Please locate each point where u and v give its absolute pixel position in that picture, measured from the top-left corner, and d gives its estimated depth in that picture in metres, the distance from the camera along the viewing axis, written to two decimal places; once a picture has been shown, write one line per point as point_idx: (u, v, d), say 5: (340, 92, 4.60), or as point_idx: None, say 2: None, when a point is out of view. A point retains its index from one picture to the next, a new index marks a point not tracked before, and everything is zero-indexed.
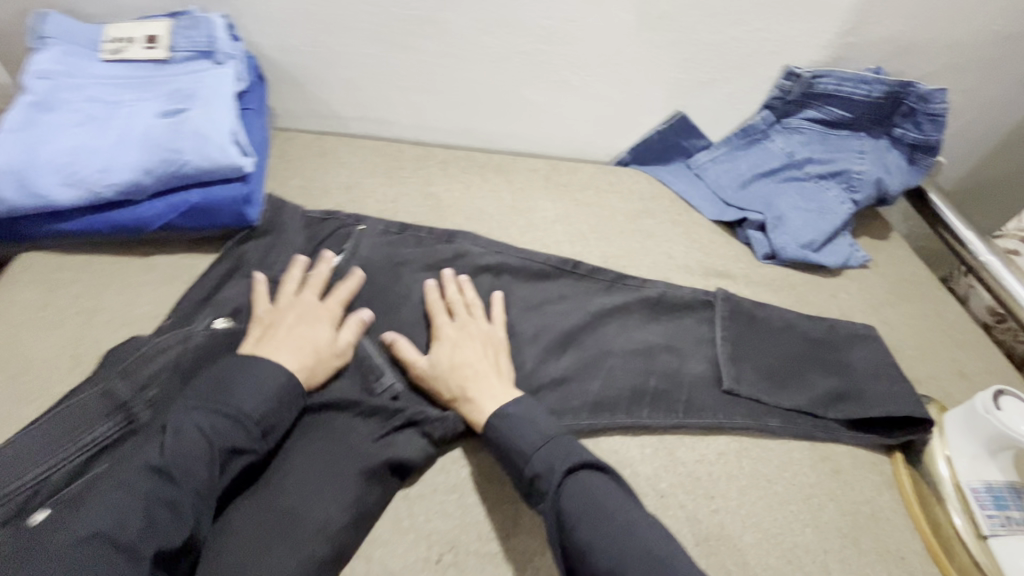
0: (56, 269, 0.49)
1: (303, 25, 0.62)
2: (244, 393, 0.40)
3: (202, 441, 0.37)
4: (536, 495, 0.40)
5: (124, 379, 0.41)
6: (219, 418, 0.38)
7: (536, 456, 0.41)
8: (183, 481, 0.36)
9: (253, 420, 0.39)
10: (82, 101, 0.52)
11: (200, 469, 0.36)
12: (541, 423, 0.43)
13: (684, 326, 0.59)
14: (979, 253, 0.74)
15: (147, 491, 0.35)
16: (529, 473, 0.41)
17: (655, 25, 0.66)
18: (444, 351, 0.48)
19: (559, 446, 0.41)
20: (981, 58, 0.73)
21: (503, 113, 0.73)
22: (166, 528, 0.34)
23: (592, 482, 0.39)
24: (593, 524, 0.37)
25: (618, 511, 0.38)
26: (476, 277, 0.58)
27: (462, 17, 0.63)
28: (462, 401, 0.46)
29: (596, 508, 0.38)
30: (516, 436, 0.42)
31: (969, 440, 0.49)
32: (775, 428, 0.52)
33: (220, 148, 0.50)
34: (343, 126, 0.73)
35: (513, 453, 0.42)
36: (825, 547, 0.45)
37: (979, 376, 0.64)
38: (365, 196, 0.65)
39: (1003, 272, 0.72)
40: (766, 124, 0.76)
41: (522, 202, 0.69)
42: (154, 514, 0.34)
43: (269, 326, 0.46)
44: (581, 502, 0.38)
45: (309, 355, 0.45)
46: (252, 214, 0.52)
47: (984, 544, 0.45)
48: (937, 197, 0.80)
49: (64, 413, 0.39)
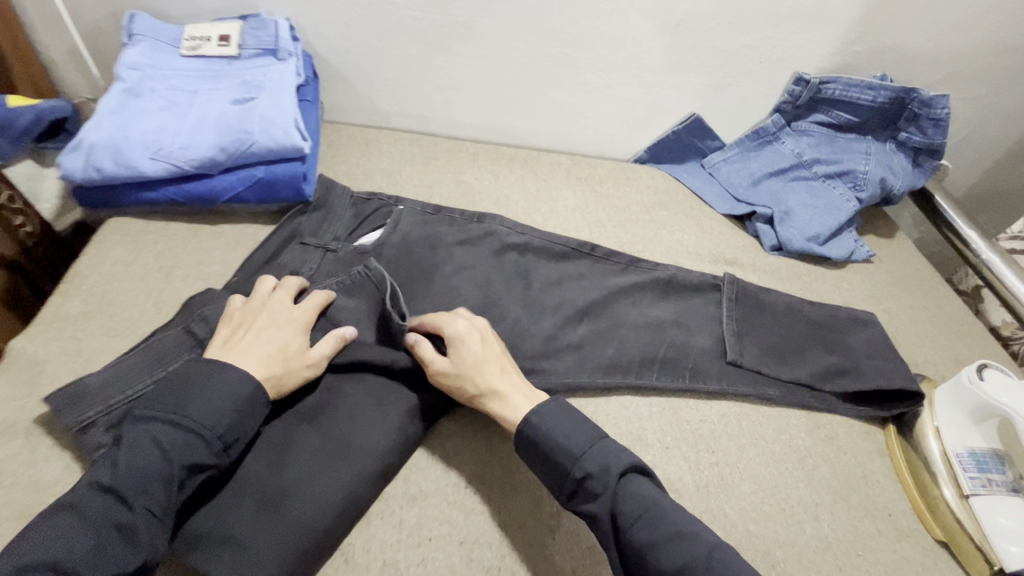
0: (141, 232, 0.56)
1: (354, 28, 0.70)
2: (203, 408, 0.39)
3: (157, 457, 0.37)
4: (585, 493, 0.42)
5: (203, 322, 0.47)
6: (176, 432, 0.38)
7: (589, 458, 0.42)
8: (136, 500, 0.36)
9: (214, 435, 0.39)
10: (165, 89, 0.60)
11: (155, 489, 0.37)
12: (585, 427, 0.44)
13: (693, 305, 0.64)
14: (982, 251, 0.77)
15: (100, 513, 0.36)
16: (580, 474, 0.42)
17: (672, 33, 0.72)
18: (462, 351, 0.47)
19: (609, 449, 0.43)
20: (983, 68, 0.77)
21: (529, 111, 0.80)
22: (117, 553, 0.35)
23: (640, 483, 0.42)
24: (654, 523, 0.39)
25: (668, 509, 0.41)
26: (502, 254, 0.64)
27: (496, 23, 0.69)
28: (492, 397, 0.46)
29: (652, 510, 0.40)
30: (564, 439, 0.43)
31: (955, 409, 0.53)
32: (775, 396, 0.56)
33: (284, 131, 0.57)
34: (384, 120, 0.80)
35: (562, 454, 0.42)
36: (817, 500, 0.50)
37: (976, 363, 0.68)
38: (404, 181, 0.72)
39: (1004, 269, 0.75)
40: (777, 126, 0.81)
41: (546, 191, 0.75)
42: (105, 538, 0.35)
43: (236, 333, 0.45)
44: (638, 506, 0.40)
45: (279, 366, 0.44)
46: (308, 190, 0.59)
47: (966, 502, 0.48)
48: (942, 197, 0.84)
49: (159, 344, 0.45)
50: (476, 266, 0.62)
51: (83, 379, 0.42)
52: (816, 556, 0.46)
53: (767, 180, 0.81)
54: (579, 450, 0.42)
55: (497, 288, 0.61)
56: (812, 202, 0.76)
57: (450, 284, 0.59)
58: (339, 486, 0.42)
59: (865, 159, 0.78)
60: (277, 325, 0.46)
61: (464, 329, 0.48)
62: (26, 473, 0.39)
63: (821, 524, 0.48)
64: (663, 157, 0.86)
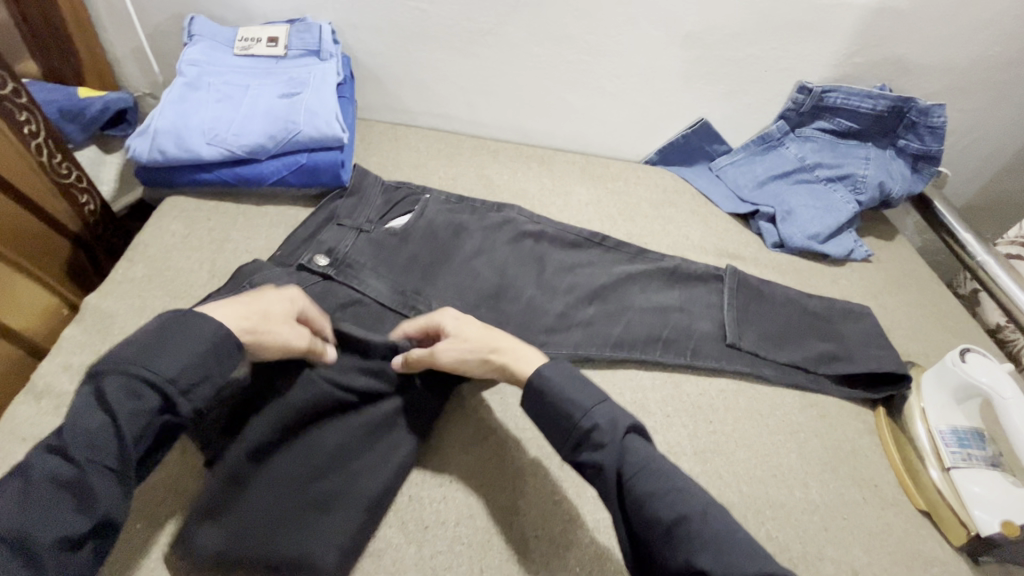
0: (196, 209, 0.63)
1: (389, 33, 0.76)
2: (165, 359, 0.39)
3: (101, 418, 0.37)
4: (589, 444, 0.44)
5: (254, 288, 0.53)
6: (125, 384, 0.38)
7: (598, 411, 0.44)
8: (85, 459, 0.37)
9: (166, 384, 0.39)
10: (220, 83, 0.67)
11: (107, 448, 0.37)
12: (595, 388, 0.46)
13: (696, 293, 0.68)
14: (976, 254, 0.80)
15: (51, 473, 0.36)
16: (587, 426, 0.44)
17: (683, 42, 0.77)
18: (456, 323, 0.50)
19: (613, 407, 0.45)
20: (980, 80, 0.81)
21: (547, 113, 0.86)
22: (68, 516, 0.36)
23: (643, 441, 0.44)
24: (656, 477, 0.41)
25: (667, 464, 0.43)
26: (520, 241, 0.69)
27: (519, 30, 0.75)
28: (501, 353, 0.49)
29: (653, 465, 0.42)
30: (576, 393, 0.45)
31: (939, 391, 0.56)
32: (770, 376, 0.60)
33: (327, 123, 0.63)
34: (412, 119, 0.87)
35: (571, 407, 0.44)
36: (807, 468, 0.53)
37: None
38: (430, 174, 0.77)
39: (997, 271, 0.78)
40: (781, 132, 0.85)
41: (561, 187, 0.80)
42: (57, 499, 0.36)
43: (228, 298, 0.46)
44: (643, 459, 0.42)
45: (257, 321, 0.44)
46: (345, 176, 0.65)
47: (946, 474, 0.52)
48: (941, 204, 0.87)
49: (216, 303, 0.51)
50: (495, 250, 0.67)
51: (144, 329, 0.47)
52: (804, 517, 0.50)
53: (771, 182, 0.85)
54: (589, 404, 0.45)
55: (514, 270, 0.66)
56: (813, 202, 0.81)
57: (471, 265, 0.65)
58: (385, 465, 0.47)
59: (865, 164, 0.82)
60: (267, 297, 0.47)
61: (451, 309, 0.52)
62: None
63: (810, 490, 0.52)
64: (672, 159, 0.92)
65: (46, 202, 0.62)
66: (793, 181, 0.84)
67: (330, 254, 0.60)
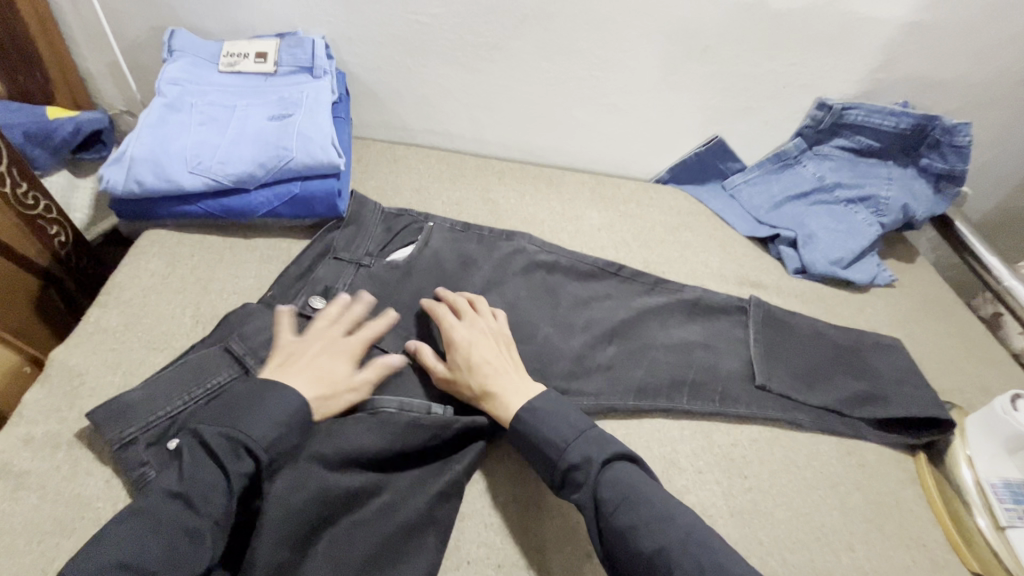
0: (177, 245, 0.57)
1: (388, 48, 0.71)
2: (259, 420, 0.39)
3: (216, 467, 0.37)
4: (571, 482, 0.44)
5: (240, 340, 0.47)
6: (237, 441, 0.38)
7: (574, 448, 0.44)
8: (201, 508, 0.36)
9: (264, 448, 0.39)
10: (203, 104, 0.61)
11: (216, 497, 0.37)
12: (575, 418, 0.46)
13: (719, 327, 0.64)
14: (1004, 279, 0.75)
15: (167, 522, 0.35)
16: (564, 463, 0.44)
17: (698, 57, 0.72)
18: (461, 353, 0.50)
19: (593, 439, 0.44)
20: (1006, 97, 0.78)
21: (556, 132, 0.81)
22: (185, 564, 0.35)
23: (625, 469, 0.43)
24: (634, 507, 0.40)
25: (649, 493, 0.42)
26: (531, 272, 0.64)
27: (525, 44, 0.71)
28: (488, 397, 0.48)
29: (631, 493, 0.41)
30: (551, 428, 0.45)
31: (987, 439, 0.53)
32: (804, 421, 0.56)
33: (321, 148, 0.57)
34: (411, 137, 0.82)
35: (549, 440, 0.44)
36: (851, 529, 0.49)
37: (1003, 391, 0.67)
38: (432, 198, 0.73)
39: None
40: (798, 150, 0.81)
41: (571, 211, 0.76)
42: (173, 548, 0.35)
43: (287, 358, 0.45)
44: (619, 489, 0.42)
45: (330, 390, 0.44)
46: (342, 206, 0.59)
47: (1002, 534, 0.49)
48: (962, 224, 0.82)
49: (194, 360, 0.45)
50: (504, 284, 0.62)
51: (123, 395, 0.42)
52: None
53: (788, 203, 0.80)
54: (567, 439, 0.44)
55: (527, 306, 0.61)
56: (834, 226, 0.77)
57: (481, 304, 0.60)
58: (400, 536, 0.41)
59: (887, 185, 0.78)
60: (320, 349, 0.46)
61: (466, 333, 0.51)
62: (67, 486, 0.39)
63: (857, 553, 0.48)
64: (684, 178, 0.87)
65: (11, 237, 0.56)
66: (811, 203, 0.80)
67: (326, 294, 0.55)
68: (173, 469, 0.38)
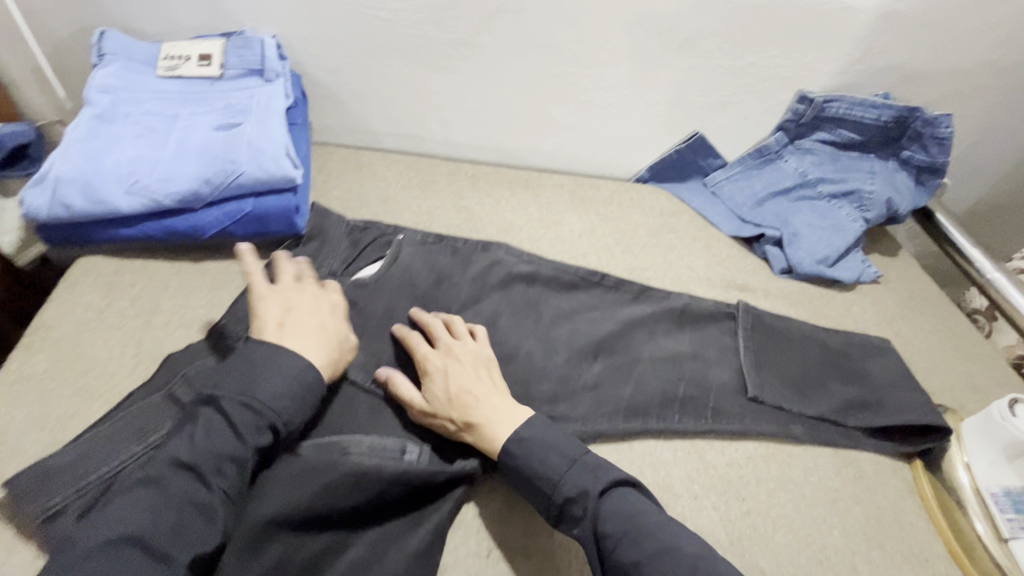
0: (116, 272, 0.52)
1: (346, 46, 0.66)
2: (272, 389, 0.40)
3: (231, 439, 0.38)
4: (569, 517, 0.41)
5: (186, 385, 0.43)
6: (247, 413, 0.39)
7: (567, 481, 0.41)
8: (214, 479, 0.37)
9: (278, 420, 0.40)
10: (140, 114, 0.55)
11: (225, 463, 0.37)
12: (566, 445, 0.44)
13: (708, 335, 0.61)
14: (985, 271, 0.73)
15: (180, 493, 0.36)
16: (560, 498, 0.41)
17: (677, 51, 0.69)
18: (438, 381, 0.47)
19: (588, 468, 0.42)
20: (987, 86, 0.76)
21: (531, 132, 0.77)
22: (198, 533, 0.36)
23: (623, 498, 0.41)
24: (636, 541, 0.38)
25: (651, 520, 0.40)
26: (510, 285, 0.60)
27: (495, 40, 0.66)
28: (471, 428, 0.45)
29: (633, 525, 0.39)
30: (542, 460, 0.43)
31: (987, 446, 0.51)
32: (799, 434, 0.53)
33: (274, 161, 0.52)
34: (377, 140, 0.76)
35: (542, 473, 0.42)
36: (852, 548, 0.47)
37: (993, 389, 0.66)
38: (402, 207, 0.68)
39: (1010, 289, 0.71)
40: (779, 144, 0.77)
41: (550, 216, 0.72)
42: (187, 519, 0.35)
43: (281, 316, 0.45)
44: (620, 522, 0.39)
45: (334, 351, 0.46)
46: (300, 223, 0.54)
47: (1005, 547, 0.47)
48: (944, 215, 0.80)
49: (134, 411, 0.41)
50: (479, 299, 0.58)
51: (49, 458, 0.38)
52: None
53: (771, 200, 0.77)
54: (560, 471, 0.42)
55: (506, 323, 0.57)
56: (819, 223, 0.73)
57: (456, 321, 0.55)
58: None
59: (870, 178, 0.75)
60: (309, 307, 0.47)
61: (442, 361, 0.48)
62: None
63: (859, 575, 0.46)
64: (665, 176, 0.83)
65: None
66: (794, 199, 0.76)
67: None
68: (181, 440, 0.38)
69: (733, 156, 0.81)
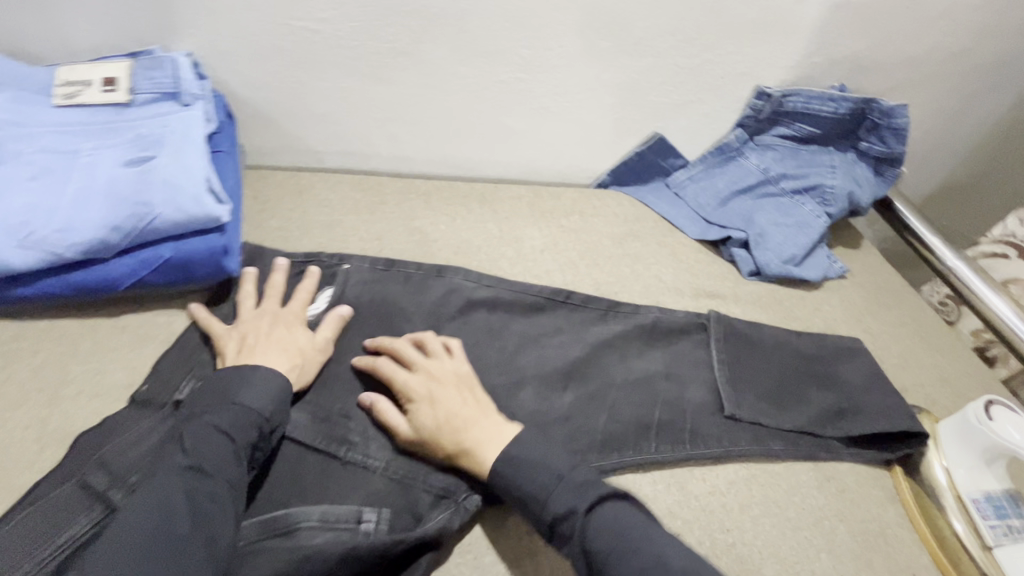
0: (19, 338, 0.46)
1: (275, 61, 0.60)
2: (247, 392, 0.41)
3: (224, 435, 0.38)
4: (559, 536, 0.39)
5: (100, 469, 0.38)
6: (234, 413, 0.39)
7: (556, 498, 0.40)
8: (216, 471, 0.36)
9: (264, 417, 0.40)
10: (34, 152, 0.48)
11: (226, 459, 0.37)
12: (554, 460, 0.41)
13: (680, 350, 0.58)
14: (947, 261, 0.72)
15: (185, 488, 0.35)
16: (550, 516, 0.40)
17: (633, 51, 0.65)
18: (424, 410, 0.45)
19: (572, 484, 0.40)
20: (940, 73, 0.76)
21: (486, 143, 0.72)
22: (215, 520, 0.35)
23: (615, 512, 0.39)
24: (625, 560, 0.36)
25: (639, 534, 0.37)
26: (471, 313, 0.56)
27: (439, 47, 0.61)
28: (462, 454, 0.43)
29: (624, 542, 0.37)
30: (529, 477, 0.41)
31: (965, 450, 0.51)
32: (779, 452, 0.52)
33: (194, 199, 0.47)
34: (320, 160, 0.71)
35: (530, 490, 0.41)
36: (840, 571, 0.46)
37: (961, 380, 0.67)
38: (349, 235, 0.65)
39: (973, 278, 0.69)
40: (739, 141, 0.76)
41: (509, 232, 0.70)
42: (199, 508, 0.35)
43: (240, 343, 0.46)
44: (610, 538, 0.37)
45: (299, 357, 0.46)
46: (230, 265, 0.49)
47: (989, 554, 0.47)
48: (903, 204, 0.78)
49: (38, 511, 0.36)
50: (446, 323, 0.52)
51: None
52: None
53: (734, 199, 0.75)
54: (547, 488, 0.40)
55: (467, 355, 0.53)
56: (783, 221, 0.72)
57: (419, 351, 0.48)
58: None
59: (832, 173, 0.74)
60: (264, 323, 0.47)
61: (425, 385, 0.46)
62: None
63: None
64: (625, 177, 0.79)
65: None
66: (757, 196, 0.75)
67: None
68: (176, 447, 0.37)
69: (694, 155, 0.79)
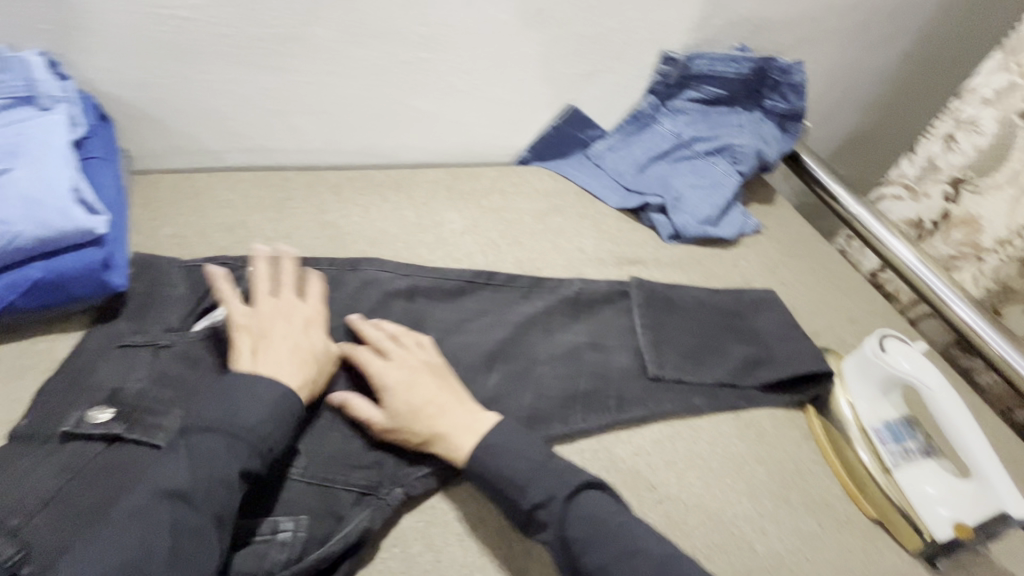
0: None
1: (148, 51, 0.55)
2: (244, 408, 0.39)
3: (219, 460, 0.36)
4: (537, 523, 0.40)
5: None
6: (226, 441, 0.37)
7: (533, 487, 0.40)
8: (202, 502, 0.35)
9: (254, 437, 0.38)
10: None
11: (219, 493, 0.36)
12: (531, 451, 0.42)
13: (604, 320, 0.59)
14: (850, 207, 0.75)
15: (168, 518, 0.34)
16: (529, 505, 0.40)
17: (533, 22, 0.64)
18: (398, 398, 0.45)
19: (553, 471, 0.41)
20: (831, 29, 0.79)
21: (397, 128, 0.69)
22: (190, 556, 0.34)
23: (595, 499, 0.41)
24: (601, 545, 0.38)
25: (616, 519, 0.40)
26: (389, 304, 0.55)
27: (330, 30, 0.58)
28: (438, 441, 0.43)
29: (604, 526, 0.39)
30: (505, 469, 0.41)
31: (866, 384, 0.54)
32: (700, 405, 0.54)
33: (62, 212, 0.43)
34: (217, 159, 0.66)
35: (499, 477, 0.41)
36: (759, 511, 0.48)
37: (866, 318, 0.71)
38: (254, 235, 0.61)
39: (874, 225, 0.72)
40: (652, 107, 0.76)
41: (428, 218, 0.67)
42: (178, 544, 0.34)
43: (252, 336, 0.45)
44: (593, 524, 0.39)
45: (314, 370, 0.44)
46: (115, 279, 0.46)
47: (891, 478, 0.50)
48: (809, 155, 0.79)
49: None
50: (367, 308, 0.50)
51: None
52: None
53: (652, 165, 0.76)
54: (529, 473, 0.41)
55: None
56: (698, 182, 0.74)
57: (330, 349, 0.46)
58: None
59: (739, 132, 0.76)
60: (281, 318, 0.46)
61: (401, 375, 0.46)
62: None
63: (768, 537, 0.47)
64: (540, 150, 0.78)
65: None
66: (673, 161, 0.76)
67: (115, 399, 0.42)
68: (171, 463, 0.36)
69: (610, 125, 0.79)
